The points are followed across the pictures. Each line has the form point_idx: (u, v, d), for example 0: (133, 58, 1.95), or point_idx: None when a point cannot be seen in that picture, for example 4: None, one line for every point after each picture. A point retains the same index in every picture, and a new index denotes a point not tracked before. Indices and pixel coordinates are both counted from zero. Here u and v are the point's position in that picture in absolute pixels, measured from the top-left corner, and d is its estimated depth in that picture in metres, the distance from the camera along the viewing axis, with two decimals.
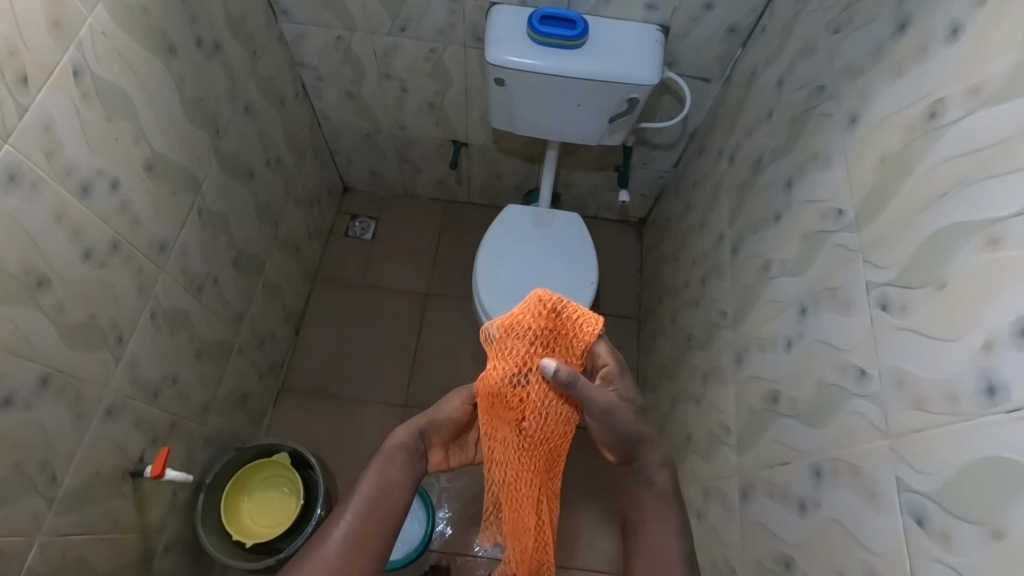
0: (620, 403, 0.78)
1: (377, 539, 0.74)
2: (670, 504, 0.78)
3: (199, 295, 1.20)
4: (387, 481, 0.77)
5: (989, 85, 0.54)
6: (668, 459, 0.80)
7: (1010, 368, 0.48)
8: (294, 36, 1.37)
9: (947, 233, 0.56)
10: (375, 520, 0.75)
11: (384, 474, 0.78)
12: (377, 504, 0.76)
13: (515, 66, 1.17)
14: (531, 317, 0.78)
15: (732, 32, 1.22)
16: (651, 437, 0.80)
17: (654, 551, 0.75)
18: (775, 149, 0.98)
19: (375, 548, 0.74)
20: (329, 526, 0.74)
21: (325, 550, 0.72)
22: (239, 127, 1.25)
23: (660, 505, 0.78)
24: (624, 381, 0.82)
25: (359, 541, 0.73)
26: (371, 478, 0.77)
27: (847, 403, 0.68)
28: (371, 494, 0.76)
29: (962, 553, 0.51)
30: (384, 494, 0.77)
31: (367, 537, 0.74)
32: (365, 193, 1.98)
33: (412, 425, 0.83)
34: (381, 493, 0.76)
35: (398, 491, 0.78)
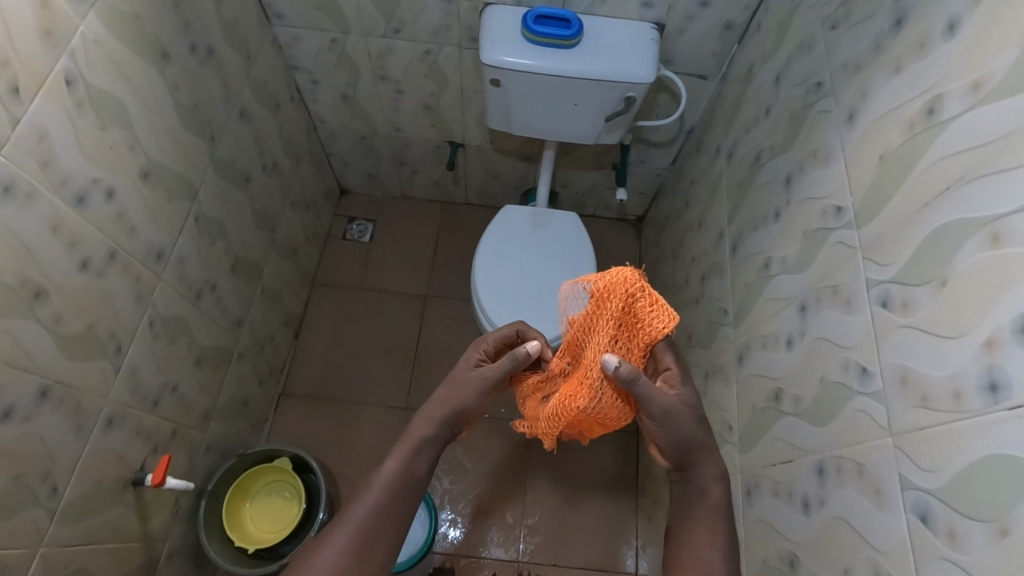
0: (681, 406, 0.77)
1: (391, 535, 0.74)
2: (722, 521, 0.77)
3: (198, 301, 1.19)
4: (408, 476, 0.77)
5: (989, 81, 0.54)
6: (725, 474, 0.79)
7: (1013, 366, 0.48)
8: (288, 39, 1.36)
9: (950, 229, 0.56)
10: (391, 515, 0.75)
11: (406, 468, 0.77)
12: (394, 499, 0.75)
13: (511, 67, 1.17)
14: (609, 299, 0.80)
15: (728, 29, 1.21)
16: (711, 447, 0.79)
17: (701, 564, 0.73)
18: (774, 146, 0.97)
19: (387, 546, 0.74)
20: (344, 515, 0.74)
21: (338, 543, 0.71)
22: (235, 132, 1.24)
23: (711, 519, 0.77)
24: (686, 386, 0.81)
25: (373, 536, 0.73)
26: (392, 470, 0.76)
27: (850, 400, 0.68)
28: (388, 488, 0.75)
29: (968, 551, 0.50)
30: (402, 490, 0.76)
31: (384, 532, 0.74)
32: (362, 196, 1.97)
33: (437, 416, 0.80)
34: (400, 488, 0.76)
35: (416, 488, 0.78)
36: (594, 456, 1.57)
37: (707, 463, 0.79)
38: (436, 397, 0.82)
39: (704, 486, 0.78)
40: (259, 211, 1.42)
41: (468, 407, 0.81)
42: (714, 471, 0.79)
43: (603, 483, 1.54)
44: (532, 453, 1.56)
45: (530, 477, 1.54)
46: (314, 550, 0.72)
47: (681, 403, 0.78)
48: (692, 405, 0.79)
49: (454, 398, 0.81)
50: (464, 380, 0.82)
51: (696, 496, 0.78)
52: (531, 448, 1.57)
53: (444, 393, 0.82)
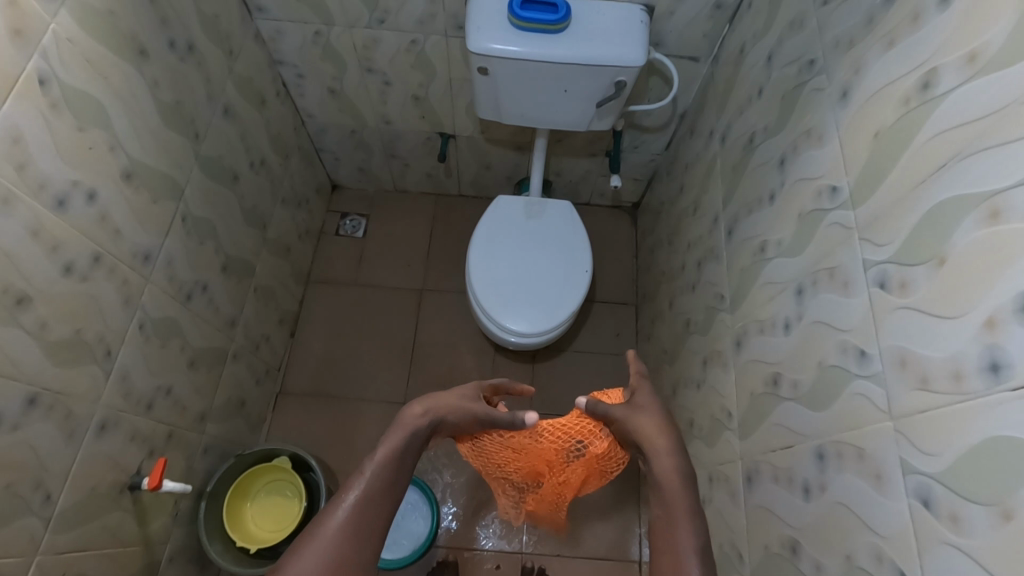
0: (623, 408, 0.88)
1: (378, 529, 0.74)
2: (682, 503, 0.76)
3: (189, 302, 1.18)
4: (397, 469, 0.78)
5: (986, 51, 0.52)
6: (685, 468, 0.79)
7: (1014, 345, 0.46)
8: (271, 33, 1.34)
9: (948, 207, 0.54)
10: (380, 508, 0.75)
11: (393, 459, 0.78)
12: (383, 492, 0.75)
13: (499, 54, 1.15)
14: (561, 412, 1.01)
15: (719, 8, 1.19)
16: (667, 447, 0.82)
17: (669, 543, 0.73)
18: (767, 127, 0.96)
19: (375, 541, 0.73)
20: (329, 513, 0.73)
21: (324, 539, 0.70)
22: (220, 129, 1.23)
23: (676, 509, 0.75)
24: (643, 396, 0.89)
25: (363, 529, 0.72)
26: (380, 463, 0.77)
27: (850, 383, 0.67)
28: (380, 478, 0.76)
29: (972, 536, 0.49)
30: (392, 483, 0.77)
31: (371, 520, 0.73)
32: (355, 191, 1.95)
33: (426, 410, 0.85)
34: (390, 479, 0.77)
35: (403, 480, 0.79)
36: None
37: (662, 444, 0.82)
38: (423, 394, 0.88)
39: (656, 471, 0.80)
40: (249, 208, 1.40)
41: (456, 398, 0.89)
42: (669, 456, 0.81)
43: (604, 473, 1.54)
44: None
45: None
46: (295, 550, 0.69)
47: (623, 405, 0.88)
48: (641, 402, 0.88)
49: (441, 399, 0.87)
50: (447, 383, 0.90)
51: (651, 483, 0.80)
52: None
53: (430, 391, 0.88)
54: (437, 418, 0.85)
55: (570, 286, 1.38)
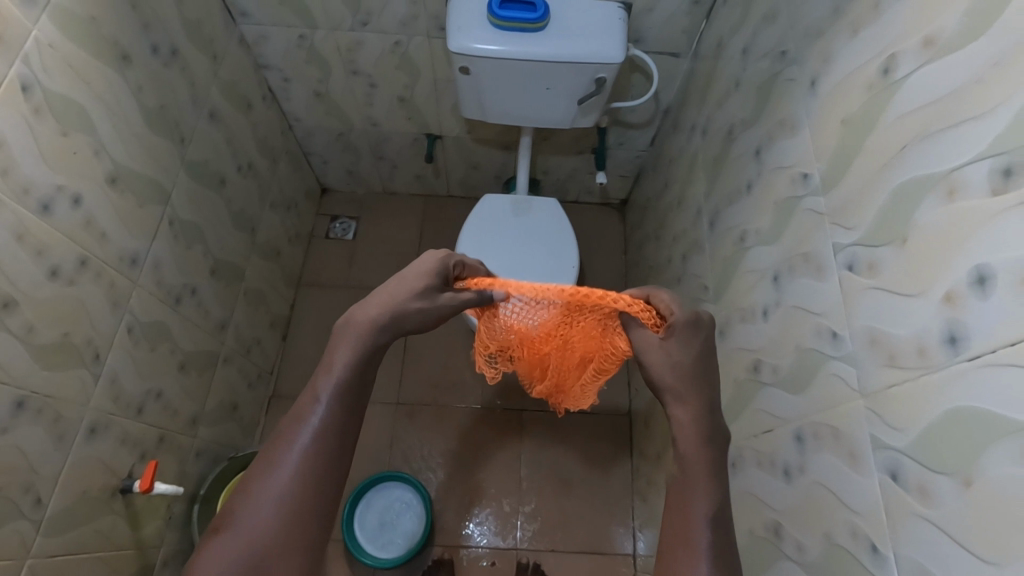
0: (658, 353, 0.71)
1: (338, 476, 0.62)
2: (699, 470, 0.62)
3: (177, 306, 1.18)
4: (353, 401, 0.65)
5: (939, 36, 0.53)
6: (706, 424, 0.64)
7: (970, 317, 0.47)
8: (255, 38, 1.35)
9: (909, 187, 0.55)
10: (338, 450, 0.62)
11: (347, 385, 0.64)
12: (340, 428, 0.63)
13: (479, 53, 1.16)
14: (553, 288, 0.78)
15: (696, 4, 1.21)
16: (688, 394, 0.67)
17: (682, 510, 0.61)
18: (745, 118, 0.98)
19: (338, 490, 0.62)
20: (274, 464, 0.60)
21: (274, 490, 0.58)
22: (206, 132, 1.23)
23: (693, 471, 0.62)
24: (692, 350, 0.69)
25: (318, 474, 0.60)
26: (333, 394, 0.63)
27: (825, 364, 0.68)
28: (336, 407, 0.63)
29: (939, 506, 0.50)
30: (348, 413, 0.64)
31: (326, 462, 0.61)
32: (344, 194, 1.96)
33: (381, 305, 0.69)
34: (348, 408, 0.64)
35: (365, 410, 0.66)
36: (587, 443, 1.57)
37: (685, 397, 0.67)
38: (382, 287, 0.71)
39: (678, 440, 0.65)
40: (237, 212, 1.41)
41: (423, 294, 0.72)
42: (688, 409, 0.66)
43: (596, 467, 1.55)
44: (525, 443, 1.57)
45: (522, 464, 1.54)
46: (237, 506, 0.58)
47: (657, 347, 0.71)
48: (672, 362, 0.69)
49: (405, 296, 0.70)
50: (414, 273, 0.73)
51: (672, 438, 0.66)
52: (524, 435, 1.58)
53: (391, 284, 0.71)
54: (399, 321, 0.69)
55: (557, 282, 1.39)
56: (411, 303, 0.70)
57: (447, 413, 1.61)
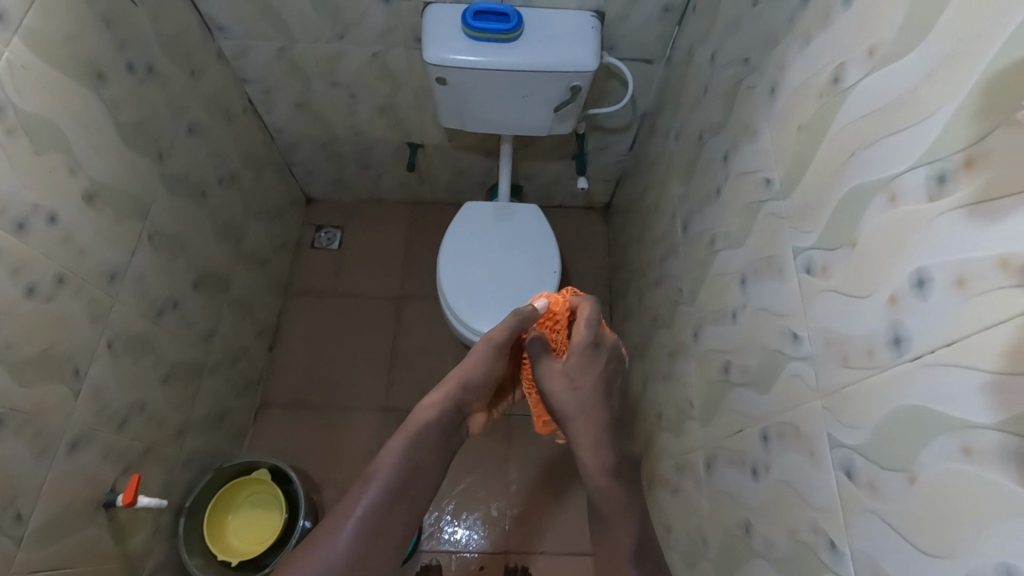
0: (562, 386, 0.83)
1: (393, 539, 0.74)
2: (614, 504, 0.81)
3: (160, 319, 1.19)
4: (405, 483, 0.77)
5: (882, 45, 0.55)
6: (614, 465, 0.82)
7: (912, 318, 0.49)
8: (234, 51, 1.36)
9: (859, 191, 0.57)
10: (387, 523, 0.74)
11: (402, 470, 0.78)
12: (392, 505, 0.75)
13: (454, 64, 1.18)
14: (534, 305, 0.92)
15: (667, 12, 1.23)
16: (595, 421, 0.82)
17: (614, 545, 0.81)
18: (714, 124, 1.00)
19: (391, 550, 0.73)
20: (332, 528, 0.72)
21: (333, 551, 0.70)
22: (185, 147, 1.24)
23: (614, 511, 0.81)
24: (587, 377, 0.84)
25: (373, 542, 0.72)
26: (389, 475, 0.76)
27: (787, 364, 0.69)
28: (390, 482, 0.76)
29: (888, 500, 0.51)
30: (400, 490, 0.77)
31: (378, 532, 0.73)
32: (330, 203, 1.97)
33: (436, 399, 0.86)
34: (403, 486, 0.77)
35: (423, 486, 0.79)
36: (574, 445, 1.58)
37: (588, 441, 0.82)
38: (441, 383, 0.88)
39: (590, 475, 0.82)
40: (220, 224, 1.42)
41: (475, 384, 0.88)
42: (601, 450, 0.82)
43: (583, 470, 1.56)
44: (512, 447, 1.58)
45: (510, 468, 1.56)
46: (300, 561, 0.69)
47: (561, 377, 0.84)
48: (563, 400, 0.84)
49: (456, 387, 0.87)
50: (470, 360, 0.89)
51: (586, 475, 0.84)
52: (512, 439, 1.59)
53: (452, 375, 0.88)
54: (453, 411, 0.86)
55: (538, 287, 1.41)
56: (458, 391, 0.87)
57: None
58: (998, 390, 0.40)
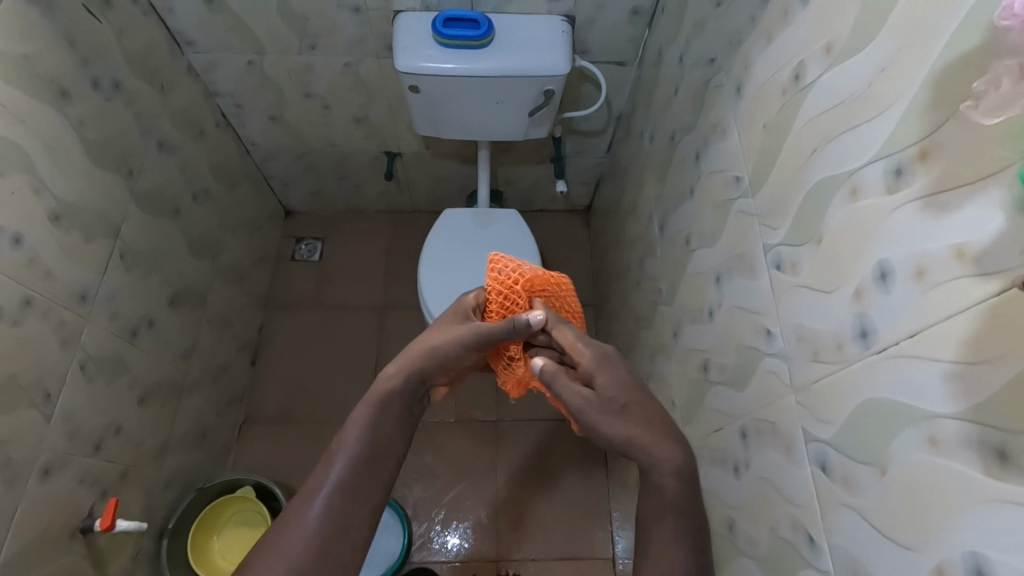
0: (592, 403, 0.74)
1: (363, 515, 0.73)
2: (671, 512, 0.68)
3: (135, 339, 1.17)
4: (370, 457, 0.75)
5: (837, 42, 0.55)
6: (683, 466, 0.70)
7: (877, 311, 0.49)
8: (204, 66, 1.35)
9: (822, 187, 0.57)
10: (355, 498, 0.73)
11: (365, 445, 0.76)
12: (358, 480, 0.74)
13: (426, 71, 1.18)
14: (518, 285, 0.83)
15: (636, 14, 1.24)
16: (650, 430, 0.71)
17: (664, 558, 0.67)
18: (685, 124, 1.00)
19: (363, 523, 0.72)
20: (301, 507, 0.71)
21: (302, 530, 0.69)
22: (156, 163, 1.23)
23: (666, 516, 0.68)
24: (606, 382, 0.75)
25: (340, 519, 0.71)
26: (353, 450, 0.75)
27: (762, 361, 0.70)
28: (354, 458, 0.74)
29: (861, 494, 0.51)
30: (365, 465, 0.75)
31: (346, 509, 0.72)
32: (309, 215, 1.96)
33: (397, 368, 0.81)
34: (367, 461, 0.75)
35: (390, 457, 0.77)
36: (562, 449, 1.58)
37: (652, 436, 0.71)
38: (403, 352, 0.83)
39: (656, 491, 0.69)
40: (195, 239, 1.40)
41: (445, 356, 0.82)
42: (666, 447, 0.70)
43: (572, 473, 1.55)
44: (501, 454, 1.57)
45: (499, 475, 1.55)
46: (271, 542, 0.69)
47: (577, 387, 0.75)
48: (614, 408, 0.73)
49: (421, 356, 0.82)
50: (436, 331, 0.84)
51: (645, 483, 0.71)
52: (500, 445, 1.58)
53: (415, 343, 0.83)
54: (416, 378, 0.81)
55: None
56: (424, 360, 0.81)
57: (427, 428, 1.60)
58: (959, 379, 0.40)
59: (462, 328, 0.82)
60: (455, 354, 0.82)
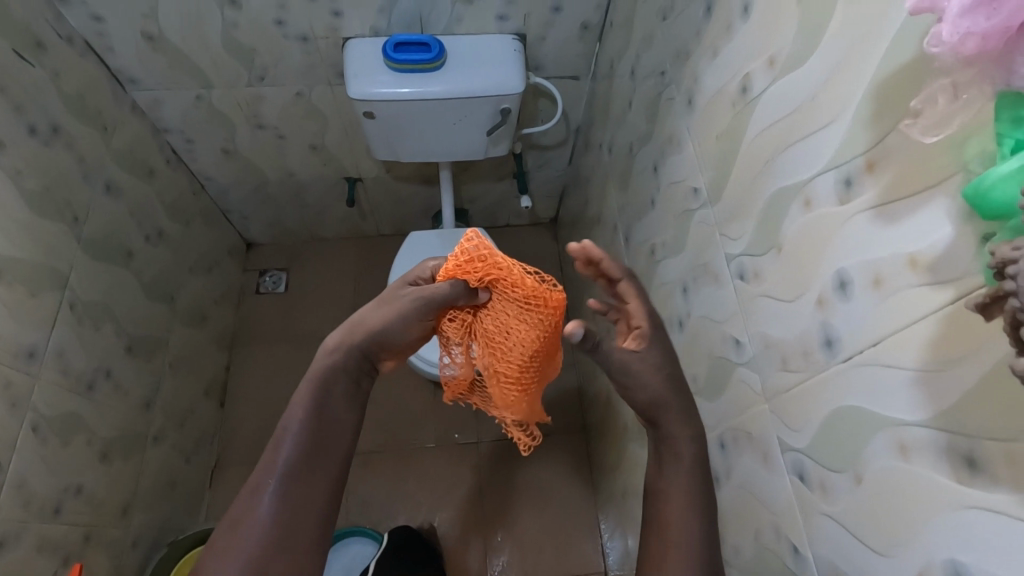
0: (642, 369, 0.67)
1: (323, 504, 0.65)
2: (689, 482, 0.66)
3: (91, 392, 1.12)
4: (320, 442, 0.67)
5: (780, 55, 0.56)
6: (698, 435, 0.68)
7: (839, 319, 0.49)
8: (148, 103, 1.31)
9: (777, 197, 0.58)
10: (310, 488, 0.65)
11: (312, 429, 0.67)
12: (310, 467, 0.65)
13: (379, 97, 1.16)
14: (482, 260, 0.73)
15: (585, 29, 1.25)
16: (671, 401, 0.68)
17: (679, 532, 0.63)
18: (641, 136, 1.01)
19: (322, 513, 0.65)
20: (250, 505, 0.63)
21: (255, 529, 0.61)
22: (103, 207, 1.18)
23: (678, 489, 0.65)
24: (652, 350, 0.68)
25: (295, 513, 0.63)
26: (299, 434, 0.66)
27: (734, 370, 0.70)
28: (302, 444, 0.66)
29: (838, 502, 0.51)
30: (315, 451, 0.66)
31: (301, 501, 0.64)
32: (270, 246, 1.91)
33: (339, 341, 0.72)
34: (316, 445, 0.66)
35: (343, 438, 0.69)
36: (547, 465, 1.56)
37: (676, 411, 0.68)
38: (345, 324, 0.74)
39: (670, 459, 0.67)
40: (150, 282, 1.35)
41: (390, 326, 0.72)
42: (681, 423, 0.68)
43: (558, 488, 1.54)
44: (484, 476, 1.54)
45: (484, 497, 1.52)
46: (222, 547, 0.61)
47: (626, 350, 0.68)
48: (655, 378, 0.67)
49: (365, 327, 0.72)
50: (382, 300, 0.74)
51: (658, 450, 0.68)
52: (484, 466, 1.55)
53: (359, 314, 0.74)
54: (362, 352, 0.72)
55: None
56: (369, 332, 0.72)
57: (408, 455, 1.57)
58: (924, 385, 0.40)
59: (402, 298, 0.73)
60: (401, 327, 0.73)
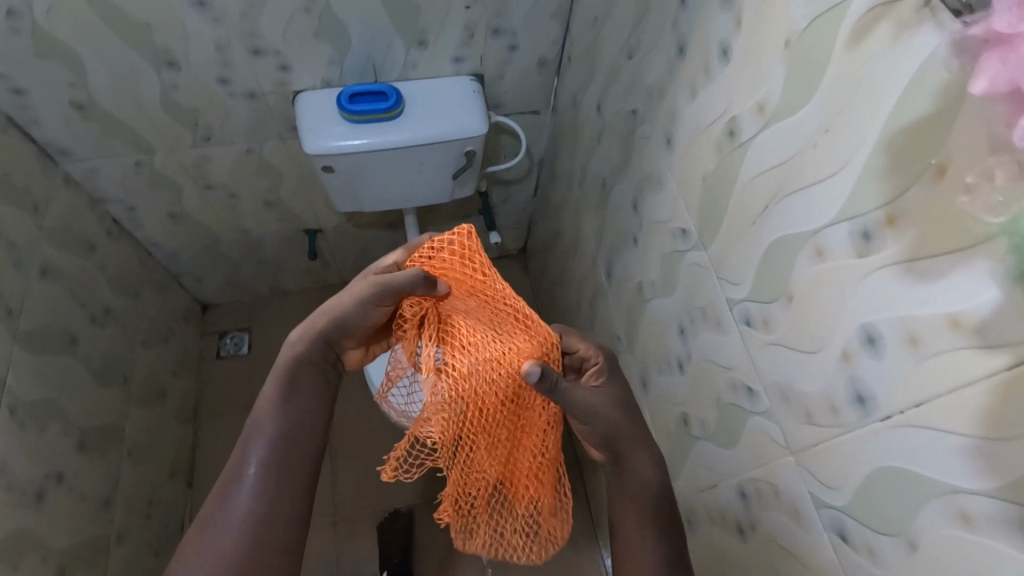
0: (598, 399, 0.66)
1: (297, 502, 0.62)
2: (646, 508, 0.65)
3: (40, 503, 1.01)
4: (291, 437, 0.64)
5: (770, 101, 0.55)
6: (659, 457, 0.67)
7: (871, 377, 0.47)
8: (83, 173, 1.21)
9: (781, 246, 0.56)
10: (283, 485, 0.62)
11: (281, 424, 0.64)
12: (281, 464, 0.63)
13: (337, 151, 1.11)
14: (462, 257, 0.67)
15: (543, 65, 1.23)
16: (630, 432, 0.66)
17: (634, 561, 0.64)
18: (615, 170, 0.99)
19: (295, 513, 0.62)
20: (221, 505, 0.61)
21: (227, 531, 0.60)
22: (39, 294, 1.08)
23: (636, 517, 0.65)
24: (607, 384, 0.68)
25: (267, 512, 0.61)
26: (269, 430, 0.63)
27: (749, 420, 0.67)
28: (271, 441, 0.63)
29: (888, 566, 0.49)
30: (286, 447, 0.63)
31: (272, 499, 0.61)
32: (227, 305, 1.80)
33: (302, 333, 0.69)
34: (286, 441, 0.64)
35: (315, 435, 0.66)
36: None
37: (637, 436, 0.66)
38: (311, 315, 0.70)
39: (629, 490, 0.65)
40: (99, 366, 1.24)
41: (351, 316, 0.68)
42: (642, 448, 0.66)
43: None
44: None
45: None
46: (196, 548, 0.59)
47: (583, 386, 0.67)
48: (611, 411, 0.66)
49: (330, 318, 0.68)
50: (347, 288, 0.69)
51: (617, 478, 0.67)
52: None
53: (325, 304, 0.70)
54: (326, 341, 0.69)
55: None
56: (334, 323, 0.68)
57: None
58: (983, 455, 0.38)
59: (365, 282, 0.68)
60: (360, 315, 0.68)
